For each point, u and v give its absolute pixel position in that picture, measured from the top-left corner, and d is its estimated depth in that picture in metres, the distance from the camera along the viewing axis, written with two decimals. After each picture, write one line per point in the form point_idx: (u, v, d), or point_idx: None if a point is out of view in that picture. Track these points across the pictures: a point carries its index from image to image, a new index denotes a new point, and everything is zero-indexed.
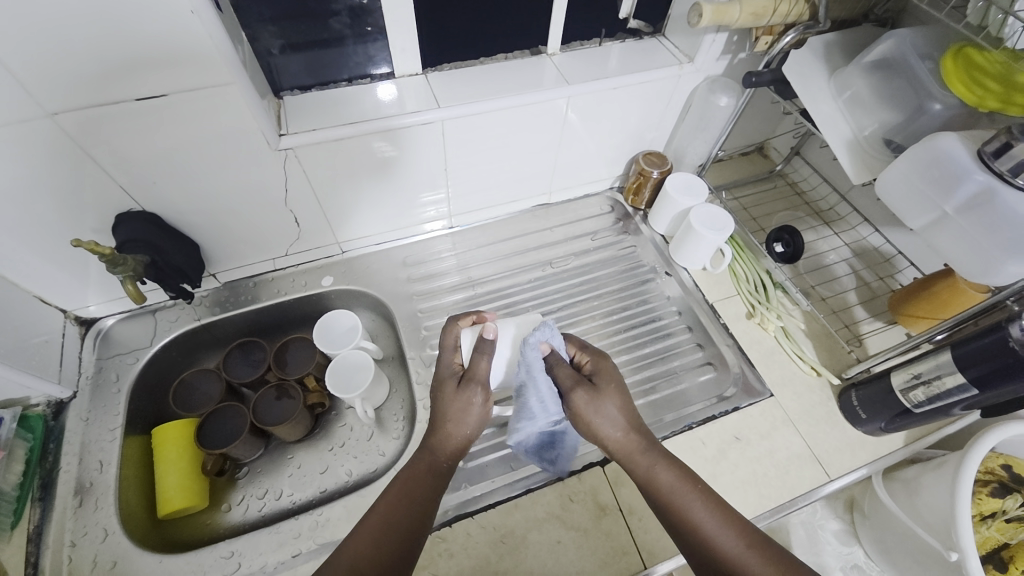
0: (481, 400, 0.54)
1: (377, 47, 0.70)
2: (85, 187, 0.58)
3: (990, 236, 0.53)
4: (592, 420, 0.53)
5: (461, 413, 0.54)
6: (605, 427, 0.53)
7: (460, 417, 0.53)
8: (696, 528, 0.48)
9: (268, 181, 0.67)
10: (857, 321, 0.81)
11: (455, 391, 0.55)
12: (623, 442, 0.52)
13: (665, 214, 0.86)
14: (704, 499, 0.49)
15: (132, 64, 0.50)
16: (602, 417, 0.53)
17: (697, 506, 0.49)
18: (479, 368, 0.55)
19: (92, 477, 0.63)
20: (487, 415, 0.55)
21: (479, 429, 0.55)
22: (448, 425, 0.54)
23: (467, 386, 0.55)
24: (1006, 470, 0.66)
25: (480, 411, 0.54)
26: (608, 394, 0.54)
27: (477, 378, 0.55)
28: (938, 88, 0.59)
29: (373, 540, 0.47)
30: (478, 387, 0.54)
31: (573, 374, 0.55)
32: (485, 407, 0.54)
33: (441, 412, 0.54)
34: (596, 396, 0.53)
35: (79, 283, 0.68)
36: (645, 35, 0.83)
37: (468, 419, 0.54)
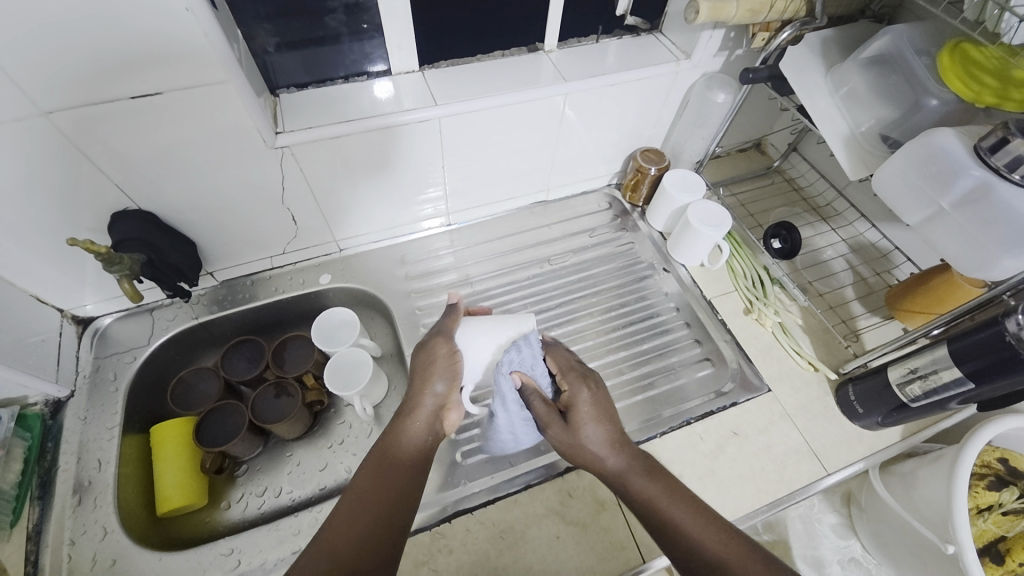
0: (447, 351, 0.58)
1: (374, 45, 0.70)
2: (81, 185, 0.58)
3: (986, 231, 0.53)
4: (571, 446, 0.54)
5: (428, 367, 0.57)
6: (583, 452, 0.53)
7: (426, 372, 0.57)
8: (679, 531, 0.47)
9: (265, 178, 0.67)
10: (854, 316, 0.81)
11: (421, 348, 0.59)
12: (602, 464, 0.53)
13: (663, 210, 0.86)
14: (685, 504, 0.49)
15: (127, 62, 0.50)
16: (582, 441, 0.53)
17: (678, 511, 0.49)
18: (445, 324, 0.60)
19: (90, 475, 0.63)
20: (456, 366, 0.58)
21: (449, 384, 0.57)
22: (418, 384, 0.57)
23: (432, 341, 0.59)
24: (1002, 464, 0.66)
25: (445, 363, 0.57)
26: (585, 418, 0.54)
27: (440, 333, 0.59)
28: (935, 83, 0.59)
29: (352, 524, 0.46)
30: (440, 338, 0.58)
31: (548, 408, 0.56)
32: (451, 356, 0.58)
33: (413, 373, 0.58)
34: (572, 425, 0.54)
35: (75, 282, 0.68)
36: (643, 32, 0.83)
37: (435, 372, 0.56)
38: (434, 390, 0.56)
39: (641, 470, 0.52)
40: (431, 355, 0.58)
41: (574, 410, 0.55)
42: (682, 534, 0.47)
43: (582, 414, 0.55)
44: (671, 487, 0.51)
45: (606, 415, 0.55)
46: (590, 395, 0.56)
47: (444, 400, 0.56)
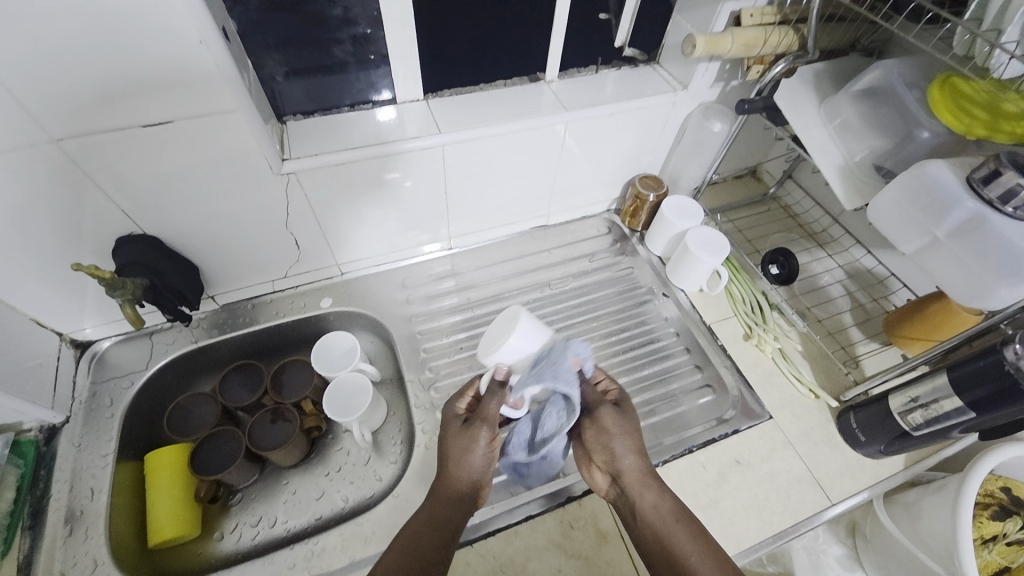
0: (487, 439, 0.57)
1: (379, 74, 0.71)
2: (86, 211, 0.59)
3: (982, 260, 0.54)
4: (608, 444, 0.57)
5: (466, 454, 0.57)
6: (621, 452, 0.56)
7: (463, 457, 0.57)
8: (689, 565, 0.50)
9: (268, 204, 0.68)
10: (854, 342, 0.81)
11: (462, 429, 0.58)
12: (632, 468, 0.56)
13: (661, 236, 0.87)
14: (695, 537, 0.52)
15: (140, 92, 0.51)
16: (621, 444, 0.56)
17: (686, 542, 0.52)
18: (488, 410, 0.58)
19: (82, 505, 0.62)
20: (490, 452, 0.58)
21: (485, 468, 0.58)
22: (454, 466, 0.57)
23: (473, 424, 0.58)
24: (1005, 493, 0.65)
25: (484, 451, 0.57)
26: (631, 421, 0.59)
27: (484, 419, 0.58)
28: (926, 115, 0.61)
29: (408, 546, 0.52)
30: (483, 426, 0.57)
31: (598, 395, 0.60)
32: (490, 445, 0.58)
33: (448, 453, 0.58)
34: (617, 422, 0.58)
35: (75, 306, 0.68)
36: (641, 63, 0.85)
37: (473, 458, 0.57)
38: (470, 473, 0.57)
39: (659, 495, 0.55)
40: (469, 439, 0.57)
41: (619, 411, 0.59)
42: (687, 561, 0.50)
43: (628, 417, 0.59)
44: (684, 517, 0.54)
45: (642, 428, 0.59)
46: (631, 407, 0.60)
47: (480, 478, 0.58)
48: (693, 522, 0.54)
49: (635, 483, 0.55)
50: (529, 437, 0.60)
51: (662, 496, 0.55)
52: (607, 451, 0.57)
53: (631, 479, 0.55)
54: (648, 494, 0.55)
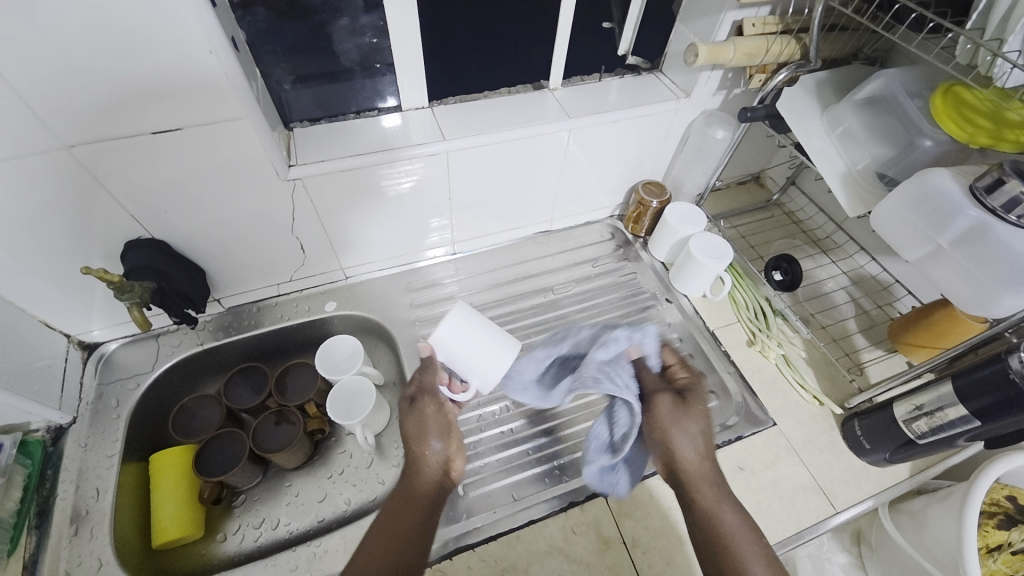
0: (434, 406, 0.61)
1: (385, 82, 0.72)
2: (96, 216, 0.60)
3: (986, 269, 0.54)
4: (672, 431, 0.58)
5: (422, 429, 0.59)
6: (683, 441, 0.57)
7: (421, 434, 0.59)
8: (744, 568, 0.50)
9: (275, 209, 0.69)
10: (858, 349, 0.81)
11: (410, 407, 0.61)
12: (693, 459, 0.57)
13: (664, 242, 0.87)
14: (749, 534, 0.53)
15: (150, 99, 0.52)
16: (684, 433, 0.58)
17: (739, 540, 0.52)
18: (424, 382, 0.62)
19: (87, 505, 0.63)
20: (446, 423, 0.61)
21: (446, 439, 0.60)
22: (415, 446, 0.59)
23: (417, 400, 0.61)
24: (1011, 502, 0.65)
25: (437, 418, 0.60)
26: (694, 414, 0.59)
27: (425, 393, 0.61)
28: (928, 125, 0.61)
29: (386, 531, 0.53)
30: (428, 397, 0.61)
31: (657, 383, 0.61)
32: (440, 411, 0.61)
33: (406, 435, 0.60)
34: (685, 409, 0.59)
35: (83, 308, 0.69)
36: (644, 70, 0.86)
37: (430, 431, 0.59)
38: (435, 448, 0.59)
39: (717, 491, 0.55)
40: (421, 417, 0.60)
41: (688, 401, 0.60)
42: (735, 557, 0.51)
43: (693, 407, 0.59)
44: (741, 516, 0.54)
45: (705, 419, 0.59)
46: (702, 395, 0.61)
47: (448, 452, 0.60)
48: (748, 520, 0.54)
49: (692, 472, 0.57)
50: (608, 438, 0.61)
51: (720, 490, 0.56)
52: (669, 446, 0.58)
53: (692, 469, 0.57)
54: (709, 492, 0.55)
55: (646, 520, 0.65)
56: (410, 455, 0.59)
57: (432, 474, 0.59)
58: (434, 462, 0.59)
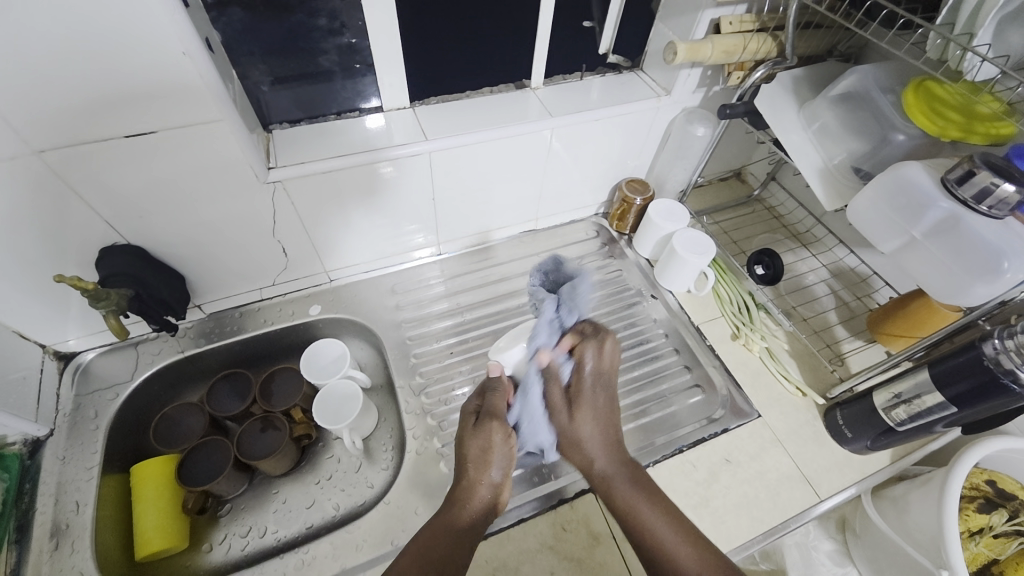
0: (501, 431, 0.58)
1: (366, 82, 0.72)
2: (70, 222, 0.58)
3: (959, 259, 0.55)
4: (574, 436, 0.58)
5: (483, 454, 0.57)
6: (586, 440, 0.58)
7: (481, 459, 0.56)
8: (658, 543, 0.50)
9: (256, 212, 0.68)
10: (838, 340, 0.83)
11: (474, 428, 0.59)
12: (599, 457, 0.57)
13: (649, 239, 0.88)
14: (662, 512, 0.52)
15: (123, 100, 0.51)
16: (587, 433, 0.58)
17: (654, 519, 0.52)
18: (494, 405, 0.61)
19: (67, 518, 0.61)
20: (509, 454, 0.58)
21: (505, 470, 0.57)
22: (473, 471, 0.56)
23: (483, 423, 0.59)
24: (990, 486, 0.67)
25: (501, 445, 0.58)
26: (586, 414, 0.59)
27: (494, 414, 0.60)
28: (900, 119, 0.63)
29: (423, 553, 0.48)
30: (494, 420, 0.59)
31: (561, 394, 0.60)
32: (505, 441, 0.58)
33: (466, 457, 0.57)
34: (579, 412, 0.59)
35: (60, 318, 0.67)
36: (625, 69, 0.86)
37: (492, 458, 0.57)
38: (491, 478, 0.56)
39: (627, 478, 0.56)
40: (486, 439, 0.58)
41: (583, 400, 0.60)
42: (655, 537, 0.50)
43: (584, 403, 0.60)
44: (649, 493, 0.54)
45: (604, 421, 0.59)
46: (598, 399, 0.60)
47: (500, 484, 0.57)
48: (660, 495, 0.54)
49: (603, 467, 0.56)
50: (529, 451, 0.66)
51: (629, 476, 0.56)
52: (575, 451, 0.58)
53: (603, 467, 0.56)
54: (620, 487, 0.55)
55: None
56: (464, 479, 0.56)
57: (481, 502, 0.55)
58: (487, 491, 0.56)
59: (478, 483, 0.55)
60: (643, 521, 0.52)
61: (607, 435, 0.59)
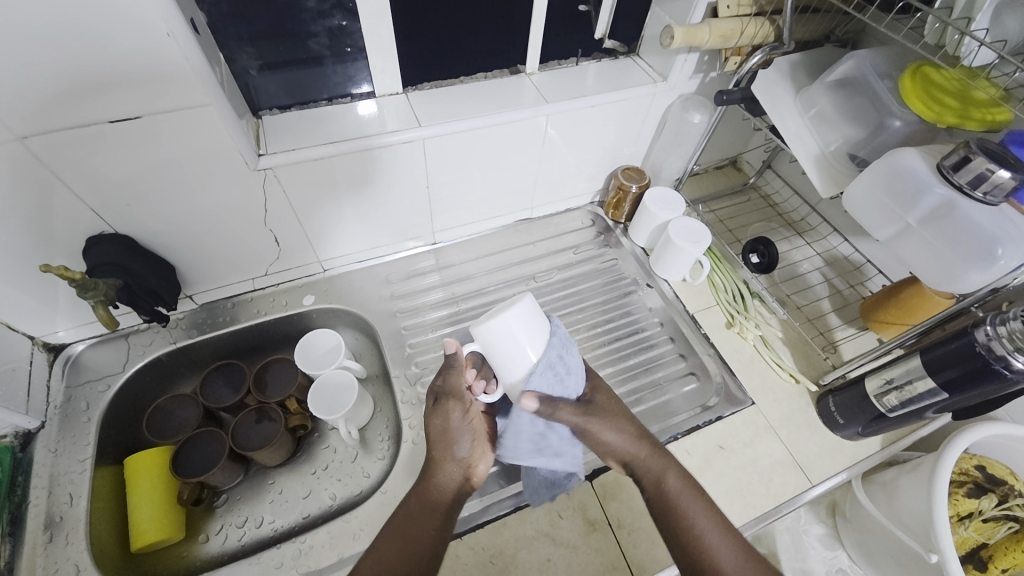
0: (459, 411, 0.55)
1: (357, 67, 0.70)
2: (56, 210, 0.57)
3: (952, 246, 0.55)
4: (603, 437, 0.56)
5: (445, 436, 0.55)
6: (615, 441, 0.56)
7: (445, 440, 0.55)
8: (700, 536, 0.51)
9: (247, 201, 0.67)
10: (832, 328, 0.83)
11: (432, 409, 0.56)
12: (640, 452, 0.56)
13: (645, 227, 0.88)
14: (707, 509, 0.53)
15: (106, 83, 0.49)
16: (615, 435, 0.57)
17: (695, 509, 0.53)
18: (450, 384, 0.56)
19: (61, 511, 0.61)
20: (473, 429, 0.57)
21: (470, 445, 0.56)
22: (437, 451, 0.55)
23: (442, 402, 0.56)
24: (980, 471, 0.68)
25: (462, 422, 0.55)
26: (610, 412, 0.58)
27: (451, 397, 0.56)
28: (898, 106, 0.62)
29: (399, 535, 0.51)
30: (452, 401, 0.55)
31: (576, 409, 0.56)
32: (465, 416, 0.56)
33: (429, 437, 0.56)
34: (603, 415, 0.57)
35: (48, 309, 0.66)
36: (621, 54, 0.85)
37: (453, 437, 0.55)
38: (457, 456, 0.55)
39: (670, 468, 0.55)
40: (444, 423, 0.55)
41: (599, 398, 0.59)
42: (693, 528, 0.51)
43: (602, 402, 0.58)
44: (696, 491, 0.54)
45: (627, 417, 0.58)
46: (608, 398, 0.59)
47: (468, 456, 0.56)
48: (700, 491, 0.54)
49: (646, 462, 0.56)
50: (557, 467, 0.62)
51: (676, 468, 0.55)
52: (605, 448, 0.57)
53: (639, 460, 0.56)
54: (654, 472, 0.55)
55: (631, 502, 0.66)
56: (429, 457, 0.56)
57: (453, 478, 0.55)
58: (455, 469, 0.55)
59: (443, 465, 0.55)
60: (691, 522, 0.52)
61: (632, 429, 0.57)
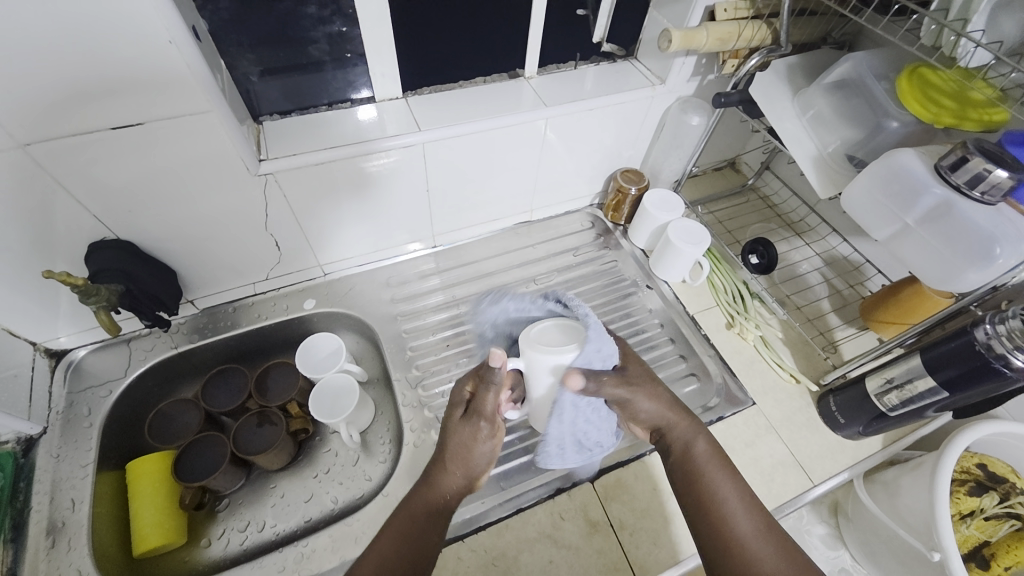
0: (488, 433, 0.54)
1: (357, 72, 0.71)
2: (58, 217, 0.57)
3: (951, 246, 0.56)
4: (637, 406, 0.57)
5: (463, 451, 0.54)
6: (652, 409, 0.57)
7: (462, 457, 0.54)
8: (720, 498, 0.52)
9: (248, 206, 0.67)
10: (832, 328, 0.84)
11: (460, 420, 0.55)
12: (675, 419, 0.57)
13: (644, 229, 0.88)
14: (732, 477, 0.54)
15: (109, 90, 0.49)
16: (646, 404, 0.57)
17: (721, 476, 0.54)
18: (484, 403, 0.53)
19: (64, 516, 0.61)
20: (492, 452, 0.56)
21: (486, 465, 0.56)
22: (452, 464, 0.55)
23: (471, 417, 0.55)
24: (981, 469, 0.68)
25: (487, 444, 0.55)
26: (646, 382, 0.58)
27: (483, 414, 0.54)
28: (894, 106, 0.63)
29: (401, 531, 0.51)
30: (482, 422, 0.54)
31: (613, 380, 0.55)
32: (490, 440, 0.55)
33: (446, 446, 0.55)
34: (639, 387, 0.57)
35: (50, 315, 0.66)
36: (619, 58, 0.86)
37: (473, 454, 0.55)
38: (469, 471, 0.55)
39: (700, 435, 0.57)
40: (465, 438, 0.54)
41: (634, 369, 0.58)
42: (714, 492, 0.53)
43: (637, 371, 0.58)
44: (722, 460, 0.56)
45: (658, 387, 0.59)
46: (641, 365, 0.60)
47: (478, 474, 0.56)
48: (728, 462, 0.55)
49: (678, 428, 0.57)
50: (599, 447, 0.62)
51: (703, 436, 0.57)
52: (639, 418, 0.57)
53: (670, 428, 0.57)
54: (682, 439, 0.57)
55: (633, 502, 0.66)
56: (440, 466, 0.55)
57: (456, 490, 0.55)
58: (462, 481, 0.55)
59: (451, 476, 0.54)
60: (715, 486, 0.53)
61: (666, 397, 0.58)
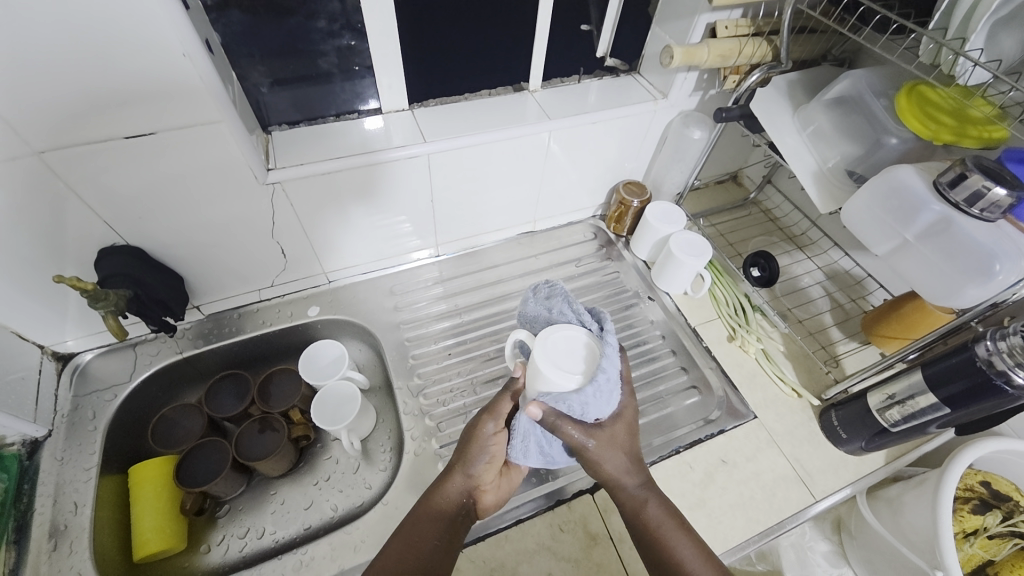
0: (492, 429, 0.58)
1: (365, 84, 0.72)
2: (70, 222, 0.58)
3: (950, 261, 0.56)
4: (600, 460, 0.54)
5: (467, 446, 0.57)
6: (616, 468, 0.55)
7: (466, 451, 0.57)
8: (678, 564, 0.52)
9: (256, 214, 0.68)
10: (834, 342, 0.84)
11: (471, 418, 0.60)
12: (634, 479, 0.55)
13: (647, 241, 0.89)
14: (691, 541, 0.53)
15: (123, 101, 0.51)
16: (613, 462, 0.55)
17: (681, 543, 0.53)
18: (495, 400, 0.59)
19: (66, 519, 0.61)
20: (494, 451, 0.57)
21: (487, 465, 0.57)
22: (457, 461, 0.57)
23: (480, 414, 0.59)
24: (985, 487, 0.67)
25: (489, 441, 0.57)
26: (618, 439, 0.55)
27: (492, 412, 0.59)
28: (893, 123, 0.63)
29: (409, 539, 0.52)
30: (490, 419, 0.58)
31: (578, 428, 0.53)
32: (494, 436, 0.58)
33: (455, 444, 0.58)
34: (608, 442, 0.55)
35: (58, 318, 0.67)
36: (622, 72, 0.87)
37: (476, 450, 0.57)
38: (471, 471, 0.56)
39: (656, 497, 0.55)
40: (473, 435, 0.58)
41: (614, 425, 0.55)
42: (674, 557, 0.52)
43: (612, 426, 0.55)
44: (680, 522, 0.55)
45: (627, 445, 0.56)
46: (624, 418, 0.56)
47: (479, 479, 0.57)
48: (686, 527, 0.55)
49: (637, 488, 0.55)
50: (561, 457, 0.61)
51: (660, 499, 0.55)
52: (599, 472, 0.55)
53: (627, 486, 0.55)
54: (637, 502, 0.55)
55: None
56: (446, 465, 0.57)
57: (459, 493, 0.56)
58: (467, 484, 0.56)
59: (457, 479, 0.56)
60: (674, 552, 0.52)
61: (632, 456, 0.56)
